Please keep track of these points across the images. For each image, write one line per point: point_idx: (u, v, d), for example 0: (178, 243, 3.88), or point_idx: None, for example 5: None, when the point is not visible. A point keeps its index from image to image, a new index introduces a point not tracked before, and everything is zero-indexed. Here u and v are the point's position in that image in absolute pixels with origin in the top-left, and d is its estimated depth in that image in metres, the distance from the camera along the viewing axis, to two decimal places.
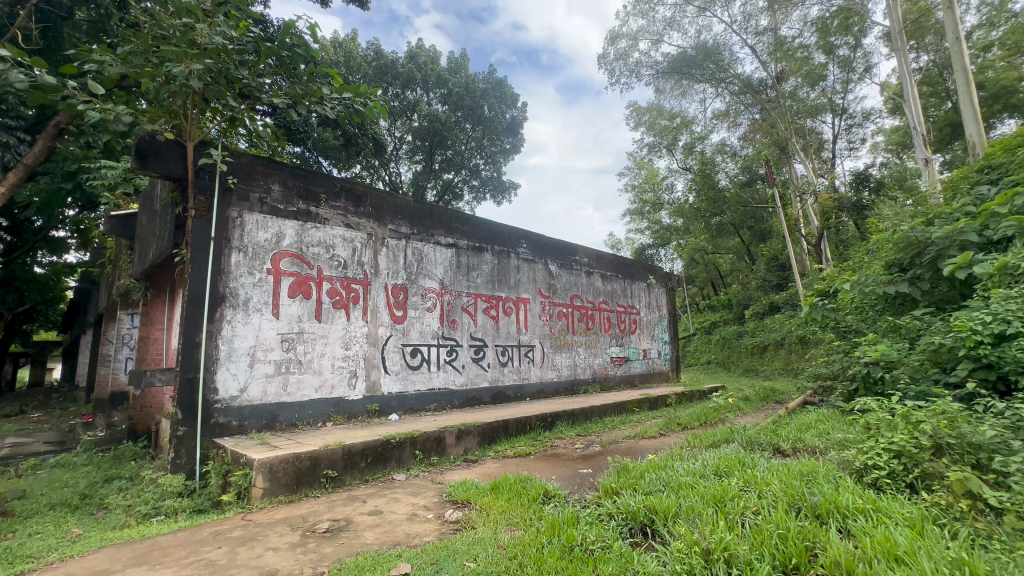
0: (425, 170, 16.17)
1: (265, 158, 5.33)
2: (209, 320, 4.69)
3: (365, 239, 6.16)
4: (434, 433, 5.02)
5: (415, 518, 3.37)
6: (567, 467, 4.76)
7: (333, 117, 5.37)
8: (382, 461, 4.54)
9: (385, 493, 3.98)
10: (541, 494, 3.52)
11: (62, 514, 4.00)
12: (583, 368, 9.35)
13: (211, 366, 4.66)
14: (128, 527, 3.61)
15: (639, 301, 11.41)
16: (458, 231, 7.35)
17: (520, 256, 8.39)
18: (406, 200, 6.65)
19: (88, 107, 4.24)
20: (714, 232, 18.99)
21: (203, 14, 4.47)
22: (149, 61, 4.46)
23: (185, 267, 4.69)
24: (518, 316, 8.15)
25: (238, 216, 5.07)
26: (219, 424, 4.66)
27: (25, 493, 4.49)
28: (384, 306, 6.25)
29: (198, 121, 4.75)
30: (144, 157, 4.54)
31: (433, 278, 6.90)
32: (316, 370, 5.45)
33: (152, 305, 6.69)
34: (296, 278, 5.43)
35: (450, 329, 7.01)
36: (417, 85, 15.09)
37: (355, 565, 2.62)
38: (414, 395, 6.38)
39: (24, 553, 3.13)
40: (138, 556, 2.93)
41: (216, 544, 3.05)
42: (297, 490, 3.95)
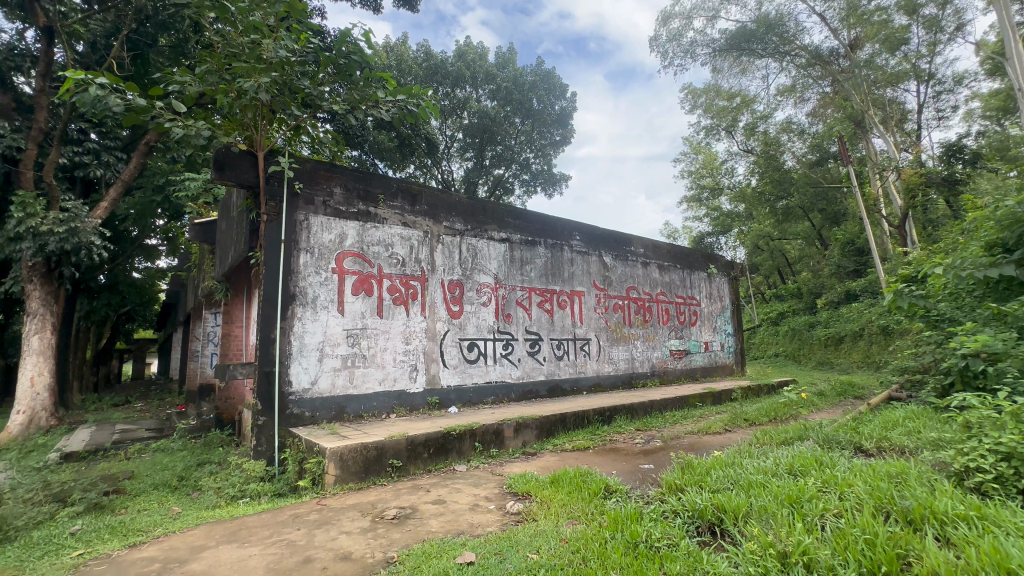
0: (476, 167, 16.31)
1: (327, 162, 5.59)
2: (283, 318, 5.02)
3: (422, 237, 6.33)
4: (493, 426, 5.10)
5: (477, 509, 3.44)
6: (628, 462, 4.68)
7: (389, 119, 5.55)
8: (443, 452, 4.67)
9: (448, 483, 4.10)
10: (602, 488, 3.48)
11: (164, 494, 4.45)
12: (641, 361, 9.13)
13: (286, 360, 4.99)
14: (218, 507, 3.94)
15: (700, 291, 10.96)
16: (511, 226, 7.38)
17: (574, 248, 8.29)
18: (459, 197, 6.75)
19: (173, 124, 4.64)
20: (781, 217, 17.84)
21: (268, 30, 4.77)
22: (223, 78, 4.80)
23: (260, 269, 5.04)
24: (573, 310, 8.08)
25: (305, 218, 5.37)
26: (294, 414, 4.99)
27: (133, 474, 5.04)
28: (441, 301, 6.40)
29: (267, 131, 5.06)
30: (221, 167, 4.91)
31: (488, 273, 6.98)
32: (379, 364, 5.69)
33: (232, 305, 7.25)
34: (358, 276, 5.69)
35: (505, 323, 7.08)
36: (467, 83, 15.30)
37: (422, 551, 2.71)
38: (473, 388, 6.51)
39: (134, 528, 3.51)
40: (229, 534, 3.20)
41: (295, 525, 3.27)
42: (366, 477, 4.15)
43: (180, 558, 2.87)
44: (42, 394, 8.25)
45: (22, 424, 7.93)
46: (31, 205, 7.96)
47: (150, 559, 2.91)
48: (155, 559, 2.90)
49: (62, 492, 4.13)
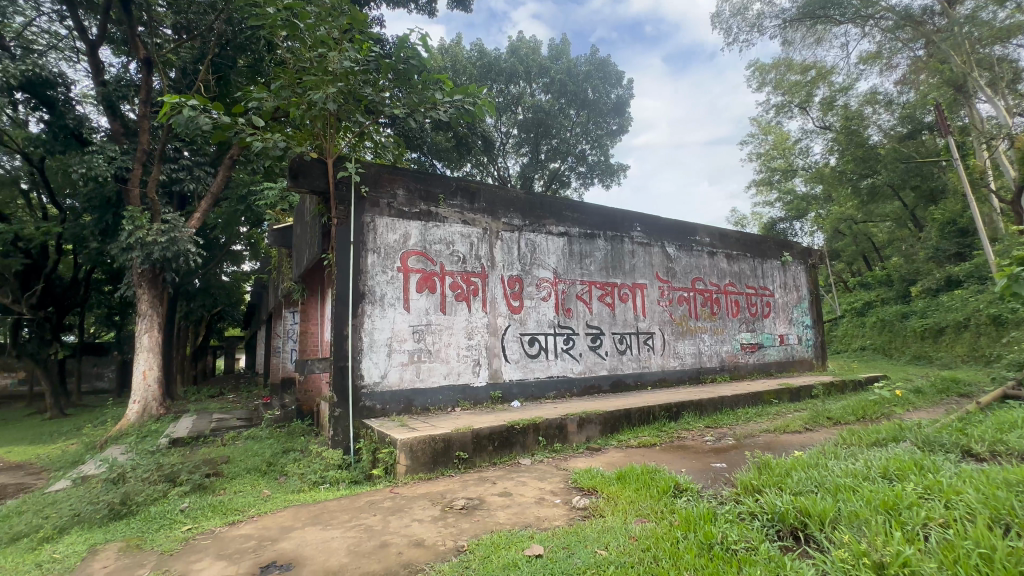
0: (532, 162, 16.28)
1: (390, 165, 5.80)
2: (354, 315, 5.30)
3: (481, 234, 6.42)
4: (557, 420, 5.09)
5: (543, 503, 3.45)
6: (698, 460, 4.48)
7: (447, 119, 5.68)
8: (508, 445, 4.74)
9: (513, 476, 4.15)
10: (671, 487, 3.36)
11: (255, 477, 4.87)
12: (709, 356, 8.73)
13: (358, 355, 5.27)
14: (303, 491, 4.25)
15: (773, 281, 10.28)
16: (570, 219, 7.30)
17: (635, 239, 8.07)
18: (517, 192, 6.77)
19: (253, 138, 5.02)
20: (865, 197, 16.29)
21: (334, 42, 5.05)
22: (295, 92, 5.11)
23: (332, 269, 5.35)
24: (635, 303, 7.87)
25: (371, 220, 5.63)
26: (366, 407, 5.26)
27: (229, 459, 5.55)
28: (502, 297, 6.48)
29: (335, 139, 5.34)
30: (296, 175, 5.25)
31: (547, 267, 6.96)
32: (443, 358, 5.87)
33: (308, 304, 7.75)
34: (422, 274, 5.88)
35: (566, 317, 7.03)
36: (521, 78, 15.34)
37: (491, 542, 2.77)
38: (535, 382, 6.54)
39: (232, 507, 3.88)
40: (313, 517, 3.44)
41: (371, 511, 3.46)
42: (434, 468, 4.30)
43: (271, 537, 3.13)
44: (152, 386, 9.30)
45: (138, 412, 8.98)
46: (138, 219, 8.95)
47: (247, 536, 3.19)
48: (250, 537, 3.17)
49: (171, 473, 4.63)
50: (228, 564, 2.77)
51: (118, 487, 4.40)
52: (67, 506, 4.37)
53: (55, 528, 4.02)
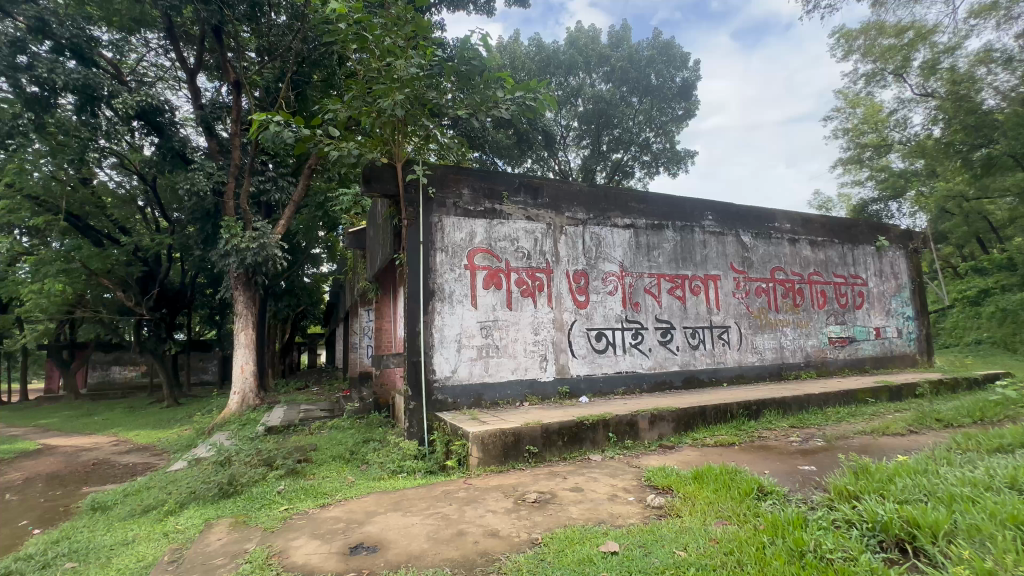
0: (593, 154, 15.98)
1: (455, 166, 5.96)
2: (425, 312, 5.52)
3: (545, 229, 6.42)
4: (627, 417, 4.99)
5: (616, 499, 3.41)
6: (783, 462, 4.20)
7: (509, 117, 5.76)
8: (578, 441, 4.71)
9: (584, 472, 4.12)
10: (754, 489, 3.18)
11: (340, 464, 5.24)
12: (792, 351, 8.13)
13: (429, 351, 5.48)
14: (383, 479, 4.49)
15: (866, 269, 9.36)
16: (636, 210, 7.10)
17: (706, 229, 7.69)
18: (581, 186, 6.68)
19: (330, 148, 5.36)
20: (979, 170, 14.33)
21: (400, 51, 5.27)
22: (366, 102, 5.37)
23: (404, 269, 5.60)
24: (708, 295, 7.51)
25: (439, 220, 5.81)
26: (439, 400, 5.47)
27: (317, 446, 6.01)
28: (567, 292, 6.44)
29: (403, 144, 5.56)
30: (369, 180, 5.55)
31: (613, 261, 6.82)
32: (511, 354, 5.94)
33: (382, 302, 8.19)
34: (488, 271, 5.99)
35: (634, 312, 6.86)
36: (580, 70, 15.11)
37: (565, 536, 2.78)
38: (603, 378, 6.45)
39: (322, 491, 4.21)
40: (394, 503, 3.64)
41: (447, 501, 3.60)
42: (505, 461, 4.38)
43: (358, 520, 3.35)
44: (249, 378, 10.28)
45: (238, 402, 9.99)
46: (233, 229, 9.85)
47: (337, 518, 3.44)
48: (339, 519, 3.42)
49: (269, 458, 5.09)
50: (322, 543, 3.00)
51: (226, 469, 4.93)
52: (185, 484, 4.96)
53: (177, 502, 4.57)
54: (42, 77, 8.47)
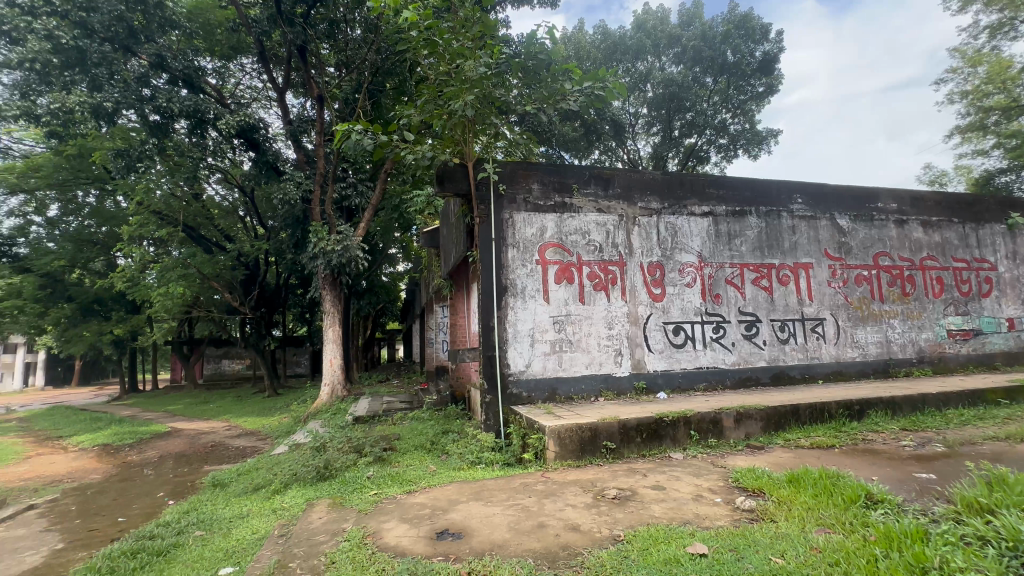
0: (664, 140, 15.32)
1: (525, 161, 5.98)
2: (499, 308, 5.63)
3: (617, 221, 6.27)
4: (710, 414, 4.75)
5: (702, 500, 3.26)
6: (894, 468, 3.78)
7: (577, 109, 5.75)
8: (657, 438, 4.57)
9: (665, 470, 3.99)
10: (862, 496, 2.89)
11: (422, 454, 5.49)
12: (901, 345, 7.29)
13: (504, 345, 5.58)
14: (463, 469, 4.65)
15: (994, 251, 8.14)
16: (715, 196, 6.71)
17: (795, 213, 7.09)
18: (653, 174, 6.44)
19: (406, 152, 5.59)
20: None
21: (469, 53, 5.37)
22: (437, 105, 5.55)
23: (478, 266, 5.74)
24: (798, 285, 6.94)
25: (510, 217, 5.88)
26: (514, 394, 5.55)
27: (400, 436, 6.35)
28: (642, 285, 6.25)
29: (473, 144, 5.68)
30: (443, 181, 5.74)
31: (690, 251, 6.51)
32: (585, 348, 5.89)
33: (456, 298, 8.47)
34: (560, 265, 5.97)
35: (715, 304, 6.50)
36: (648, 54, 14.55)
37: (649, 534, 2.71)
38: (681, 373, 6.19)
39: (407, 478, 4.45)
40: (475, 493, 3.76)
41: (526, 493, 3.65)
42: (582, 456, 4.36)
43: (442, 507, 3.50)
44: (337, 371, 11.11)
45: (329, 393, 10.81)
46: (320, 233, 10.60)
47: (423, 504, 3.62)
48: (425, 505, 3.59)
49: (358, 445, 5.46)
50: (411, 527, 3.17)
51: (322, 454, 5.37)
52: (287, 467, 5.46)
53: (281, 483, 5.06)
54: (162, 106, 9.56)
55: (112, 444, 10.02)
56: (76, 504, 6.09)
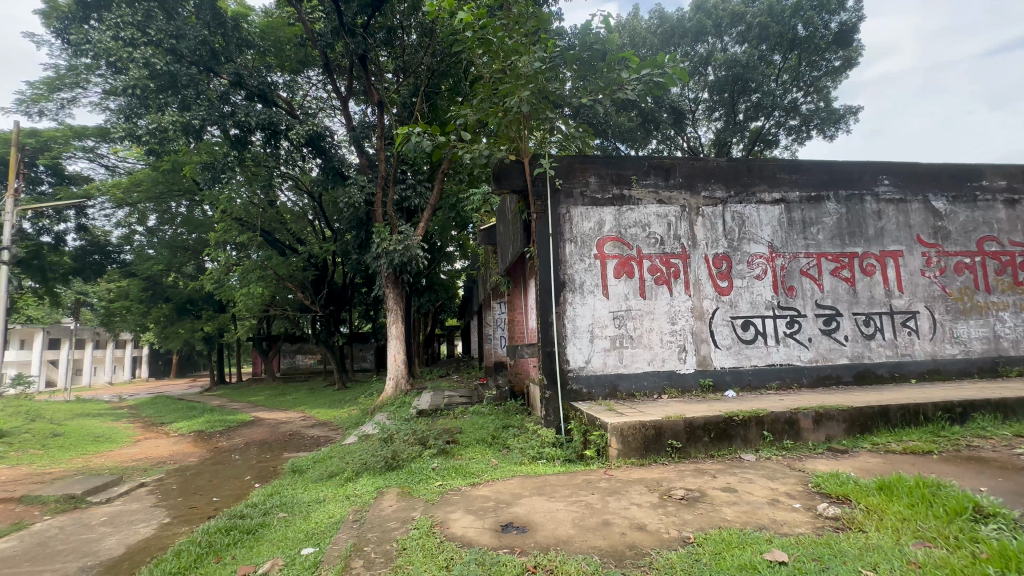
0: (727, 126, 14.57)
1: (582, 154, 5.89)
2: (558, 303, 5.60)
3: (679, 212, 6.03)
4: (786, 414, 4.47)
5: (778, 505, 3.07)
6: (1007, 479, 3.36)
7: (635, 98, 5.60)
8: (727, 437, 4.37)
9: (736, 472, 3.81)
10: (970, 509, 2.59)
11: (483, 447, 5.59)
12: (1011, 340, 6.47)
13: (563, 341, 5.55)
14: (524, 464, 4.69)
15: None
16: (787, 182, 6.27)
17: (881, 196, 6.47)
18: (718, 161, 6.13)
19: (463, 151, 5.67)
20: None
21: (524, 48, 5.35)
22: (493, 103, 5.58)
23: (535, 261, 5.74)
24: (885, 275, 6.35)
25: (567, 211, 5.82)
26: (574, 390, 5.51)
27: (462, 430, 6.51)
28: (707, 278, 5.97)
29: (529, 140, 5.67)
30: (499, 178, 5.79)
31: (760, 241, 6.14)
32: (646, 344, 5.73)
33: (514, 294, 8.54)
34: (619, 259, 5.84)
35: (788, 297, 6.10)
36: (709, 35, 13.80)
37: (722, 539, 2.60)
38: (752, 370, 5.87)
39: (470, 471, 4.56)
40: (537, 488, 3.78)
41: (590, 490, 3.61)
42: (647, 455, 4.25)
43: (506, 500, 3.55)
44: (401, 366, 11.57)
45: (393, 387, 11.28)
46: (383, 233, 11.07)
47: (487, 497, 3.69)
48: (489, 498, 3.66)
49: (423, 437, 5.66)
50: (476, 519, 3.24)
51: (389, 445, 5.62)
52: (358, 456, 5.77)
53: (353, 471, 5.36)
54: (241, 120, 10.36)
55: (206, 431, 11.06)
56: (177, 484, 6.78)
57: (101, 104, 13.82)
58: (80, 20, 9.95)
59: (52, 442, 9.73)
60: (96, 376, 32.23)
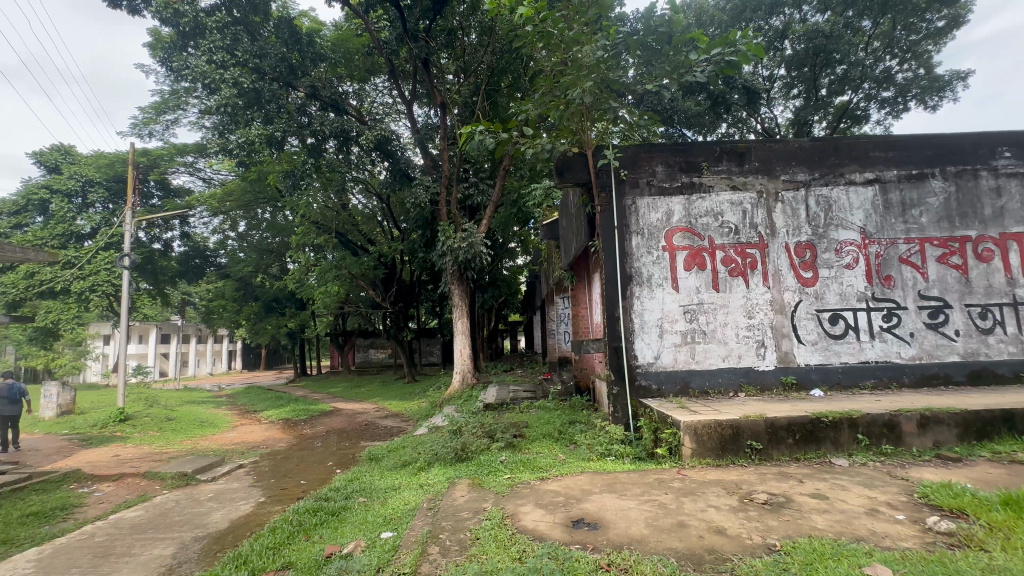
0: (808, 103, 13.45)
1: (648, 143, 5.69)
2: (624, 297, 5.46)
3: (756, 198, 5.65)
4: (884, 417, 4.06)
5: (878, 516, 2.80)
6: None
7: (705, 80, 5.35)
8: (814, 440, 4.05)
9: (826, 477, 3.52)
10: None
11: (550, 442, 5.59)
12: None
13: (630, 336, 5.41)
14: (592, 460, 4.63)
15: None
16: (882, 160, 5.68)
17: (1000, 170, 5.68)
18: (800, 142, 5.67)
19: (525, 147, 5.65)
20: None
21: (586, 38, 5.23)
22: (554, 96, 5.50)
23: (600, 255, 5.63)
24: (1005, 260, 5.60)
25: (633, 203, 5.65)
26: (642, 386, 5.36)
27: (529, 424, 6.55)
28: (788, 268, 5.56)
29: (592, 131, 5.55)
30: (562, 171, 5.74)
31: (850, 227, 5.62)
32: (720, 339, 5.44)
33: (578, 289, 8.45)
34: (689, 251, 5.59)
35: (885, 288, 5.53)
36: (786, 6, 12.74)
37: (813, 549, 2.41)
38: (842, 368, 5.38)
39: (538, 465, 4.58)
40: (607, 484, 3.73)
41: (663, 489, 3.50)
42: (724, 456, 4.05)
43: (576, 496, 3.53)
44: (467, 360, 11.87)
45: (460, 380, 11.60)
46: (448, 231, 11.37)
47: (556, 492, 3.69)
48: (558, 493, 3.65)
49: (490, 431, 5.77)
50: (547, 513, 3.25)
51: (458, 437, 5.78)
52: (429, 447, 5.99)
53: (425, 461, 5.57)
54: (316, 129, 11.10)
55: (292, 419, 12.00)
56: (270, 466, 7.42)
57: (198, 123, 15.30)
58: (180, 49, 10.92)
59: (167, 425, 11.02)
60: (200, 367, 36.05)
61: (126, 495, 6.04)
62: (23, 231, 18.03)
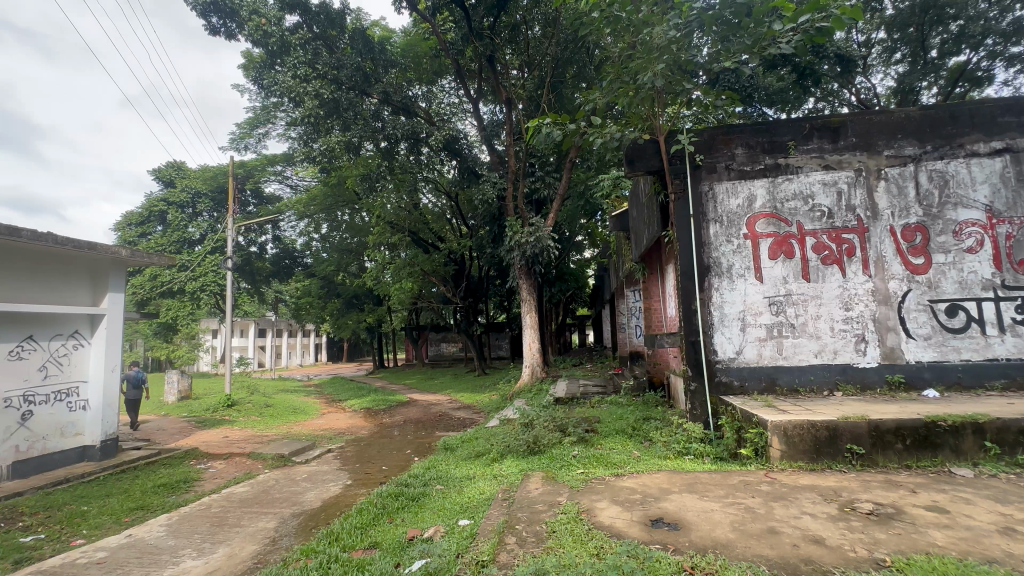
0: (914, 67, 11.93)
1: (725, 125, 5.33)
2: (701, 289, 5.18)
3: (853, 177, 5.11)
4: (1019, 423, 3.52)
5: (1015, 535, 2.44)
6: None
7: (791, 51, 4.90)
8: (929, 446, 3.61)
9: (945, 489, 3.12)
10: None
11: (623, 439, 5.46)
12: None
13: (709, 331, 5.13)
14: (669, 459, 4.46)
15: None
16: (1013, 126, 4.91)
17: None
18: (906, 112, 5.04)
19: (593, 137, 5.49)
20: None
21: (656, 18, 4.98)
22: (623, 82, 5.30)
23: (675, 246, 5.38)
24: None
25: (709, 188, 5.34)
26: (722, 382, 5.06)
27: (601, 419, 6.44)
28: (893, 253, 4.98)
29: (664, 117, 5.27)
30: (633, 161, 5.54)
31: (972, 205, 4.93)
32: (812, 334, 5.01)
33: (650, 282, 8.14)
34: (774, 238, 5.19)
35: (1017, 273, 4.81)
36: None
37: (933, 567, 2.15)
38: (962, 366, 4.75)
39: (611, 461, 4.49)
40: (687, 484, 3.57)
41: (749, 492, 3.29)
42: (818, 459, 3.73)
43: (654, 495, 3.42)
44: (536, 354, 11.89)
45: (529, 374, 11.67)
46: (515, 227, 11.44)
47: (632, 489, 3.60)
48: (635, 490, 3.56)
49: (562, 425, 5.73)
50: (624, 510, 3.18)
51: (530, 430, 5.82)
52: (502, 439, 6.09)
53: (498, 453, 5.67)
54: (391, 133, 11.58)
55: (373, 408, 12.74)
56: (354, 452, 7.94)
57: (285, 134, 16.64)
58: (269, 67, 11.85)
59: (266, 411, 12.15)
60: (292, 358, 39.37)
61: (235, 472, 6.75)
62: (147, 239, 20.63)
